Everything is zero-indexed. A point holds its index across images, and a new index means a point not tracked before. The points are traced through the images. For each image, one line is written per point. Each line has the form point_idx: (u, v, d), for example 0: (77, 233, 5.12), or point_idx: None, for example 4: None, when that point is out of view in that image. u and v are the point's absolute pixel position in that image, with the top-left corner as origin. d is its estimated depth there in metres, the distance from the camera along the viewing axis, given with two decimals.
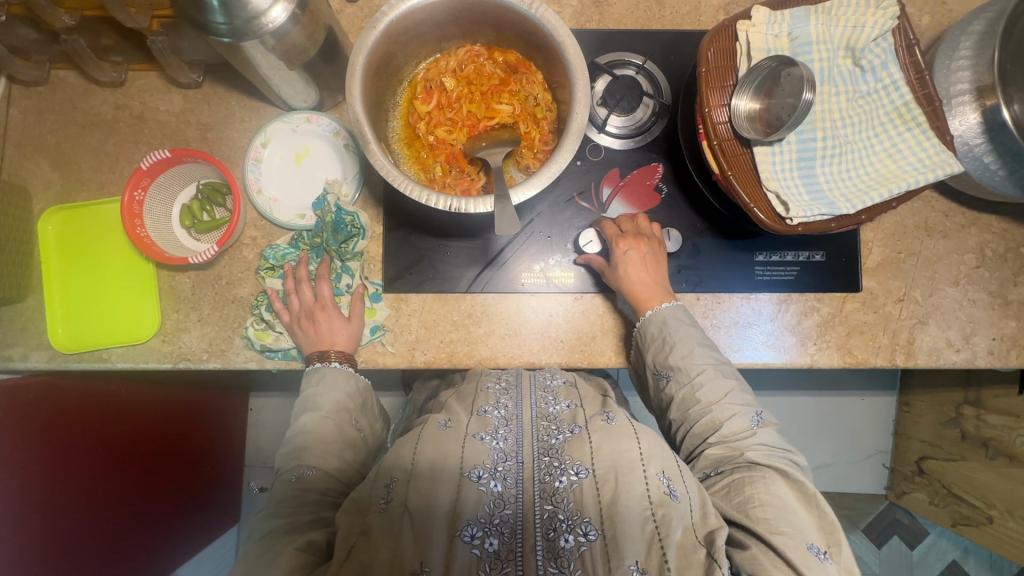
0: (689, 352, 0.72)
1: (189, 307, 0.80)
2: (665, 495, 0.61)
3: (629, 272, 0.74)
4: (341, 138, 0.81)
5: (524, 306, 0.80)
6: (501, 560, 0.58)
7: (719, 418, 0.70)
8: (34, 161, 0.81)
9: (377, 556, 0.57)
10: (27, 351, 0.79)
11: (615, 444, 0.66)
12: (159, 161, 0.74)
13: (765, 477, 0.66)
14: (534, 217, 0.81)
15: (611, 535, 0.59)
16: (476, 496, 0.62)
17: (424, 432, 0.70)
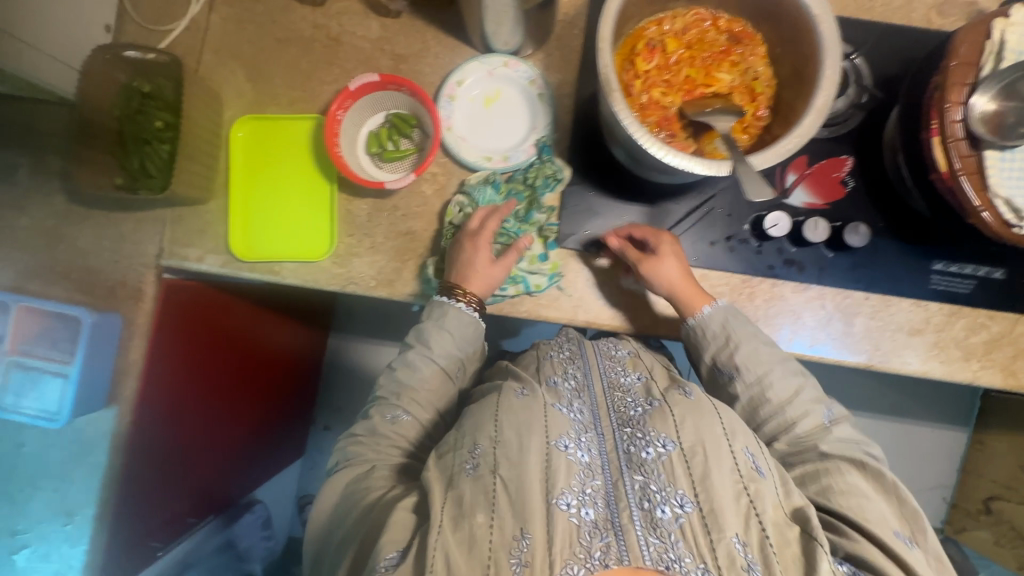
0: (750, 352, 0.73)
1: (363, 234, 0.81)
2: (754, 471, 0.60)
3: (666, 267, 0.74)
4: (536, 88, 0.81)
5: (691, 280, 0.81)
6: (601, 528, 0.55)
7: (791, 418, 0.71)
8: (229, 69, 0.83)
9: (473, 521, 0.55)
10: (204, 253, 0.81)
11: (698, 419, 0.63)
12: (367, 83, 0.76)
13: (840, 468, 0.66)
14: (715, 193, 0.81)
15: (708, 508, 0.57)
16: (567, 466, 0.59)
17: (502, 399, 0.65)
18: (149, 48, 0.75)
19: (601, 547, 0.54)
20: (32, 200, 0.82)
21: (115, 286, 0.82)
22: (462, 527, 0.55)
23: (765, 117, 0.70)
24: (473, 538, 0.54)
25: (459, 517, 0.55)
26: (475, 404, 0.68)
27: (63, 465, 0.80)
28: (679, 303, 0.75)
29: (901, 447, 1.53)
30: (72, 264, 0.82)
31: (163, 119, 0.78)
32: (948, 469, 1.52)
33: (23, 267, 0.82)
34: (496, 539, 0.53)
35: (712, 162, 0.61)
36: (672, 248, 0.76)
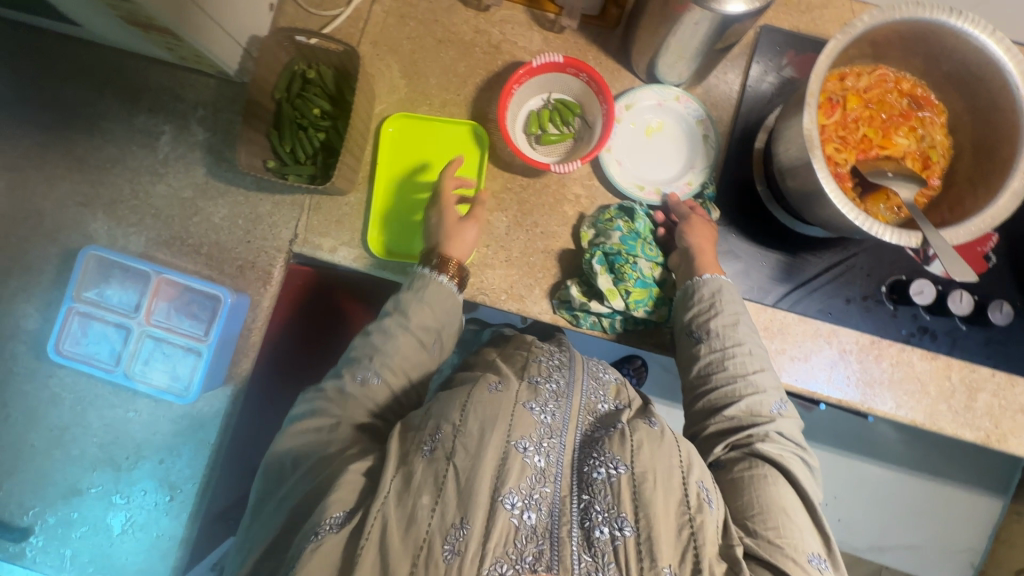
0: (732, 322, 0.68)
1: (500, 246, 0.81)
2: (706, 502, 0.55)
3: (694, 234, 0.74)
4: (702, 128, 0.81)
5: (821, 334, 0.80)
6: (539, 535, 0.52)
7: (740, 392, 0.65)
8: (385, 63, 0.82)
9: (417, 502, 0.51)
10: (337, 244, 0.80)
11: (658, 446, 0.57)
12: (549, 62, 0.76)
13: (770, 478, 0.60)
14: (857, 251, 0.80)
15: (646, 535, 0.52)
16: (521, 468, 0.54)
17: (474, 392, 0.58)
18: (326, 35, 0.72)
19: (534, 553, 0.51)
20: (174, 169, 0.82)
21: (245, 265, 0.81)
22: (405, 505, 0.51)
23: (937, 186, 0.70)
24: (413, 518, 0.50)
25: (404, 493, 0.51)
26: (448, 390, 0.62)
27: (172, 436, 0.82)
28: (695, 259, 0.73)
29: (930, 511, 1.35)
30: (204, 238, 0.82)
31: (321, 107, 0.77)
32: (979, 535, 1.33)
33: (157, 235, 0.82)
34: (434, 526, 0.50)
35: (901, 231, 0.61)
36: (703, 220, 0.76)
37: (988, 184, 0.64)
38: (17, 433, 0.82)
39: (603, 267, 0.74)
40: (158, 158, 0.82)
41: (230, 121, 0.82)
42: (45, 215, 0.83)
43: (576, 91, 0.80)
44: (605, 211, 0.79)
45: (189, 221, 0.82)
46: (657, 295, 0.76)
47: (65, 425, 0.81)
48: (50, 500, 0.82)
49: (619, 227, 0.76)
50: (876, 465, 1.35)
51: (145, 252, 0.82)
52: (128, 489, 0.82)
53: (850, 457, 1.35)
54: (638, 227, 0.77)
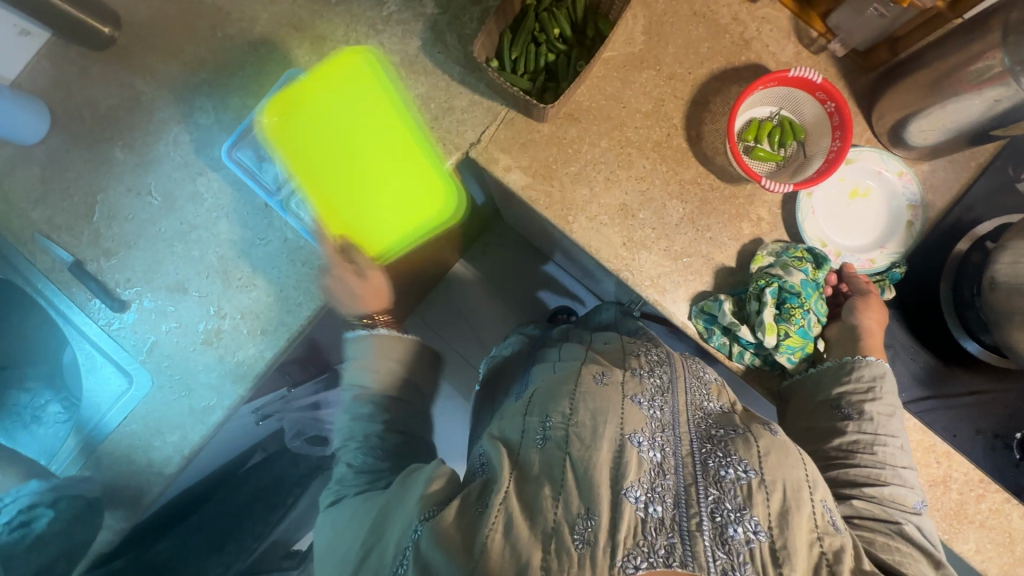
0: (888, 413, 0.68)
1: (665, 234, 0.79)
2: (833, 525, 0.52)
3: (866, 317, 0.73)
4: (912, 213, 0.77)
5: (936, 451, 0.77)
6: (668, 528, 0.48)
7: (886, 477, 0.65)
8: (632, 14, 0.80)
9: (540, 490, 0.51)
10: (512, 166, 0.80)
11: (783, 456, 0.54)
12: (806, 78, 0.73)
13: (914, 556, 0.60)
14: (1006, 388, 0.77)
15: (783, 542, 0.48)
16: (637, 462, 0.52)
17: (579, 383, 0.60)
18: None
19: (666, 545, 0.47)
20: (392, 30, 0.81)
21: (419, 148, 0.81)
22: (527, 490, 0.52)
23: None
24: (536, 507, 0.50)
25: (525, 482, 0.53)
26: (551, 380, 0.63)
27: (288, 275, 0.82)
28: (862, 340, 0.72)
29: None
30: (392, 106, 0.81)
31: (562, 29, 0.76)
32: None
33: None
34: (559, 514, 0.49)
35: None
36: (878, 304, 0.74)
37: None
38: (150, 213, 0.83)
39: (773, 300, 0.73)
40: (381, 14, 0.81)
41: (463, 7, 0.80)
42: (255, 23, 0.83)
43: (809, 118, 0.77)
44: (794, 248, 0.76)
45: (385, 85, 0.81)
46: (808, 351, 0.74)
47: (195, 225, 0.83)
48: (154, 285, 0.83)
49: (805, 271, 0.74)
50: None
51: None
52: (226, 307, 0.83)
53: None
54: (819, 279, 0.75)
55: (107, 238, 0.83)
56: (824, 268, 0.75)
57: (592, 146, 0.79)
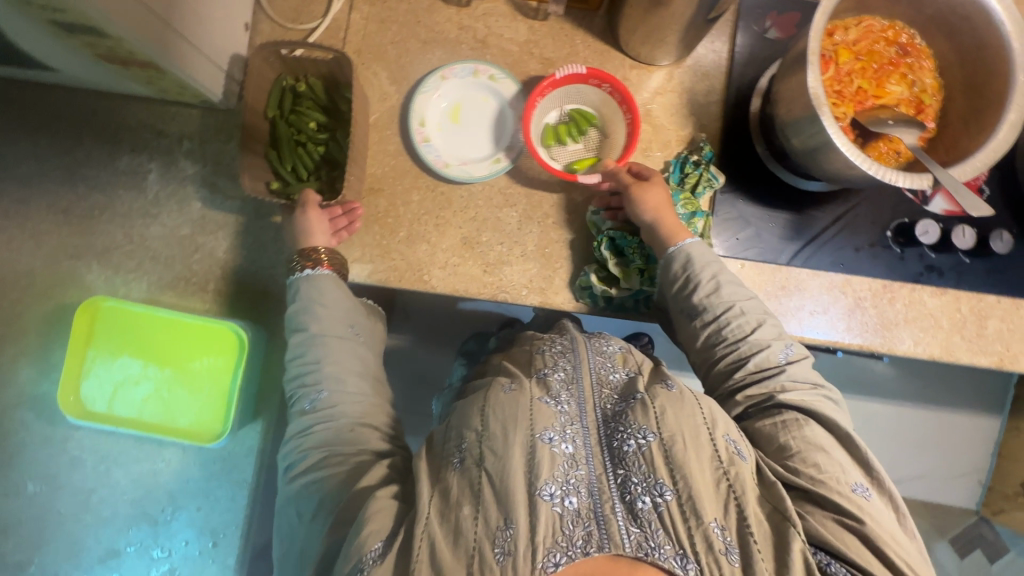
0: (714, 290, 0.70)
1: (514, 241, 0.80)
2: (736, 454, 0.57)
3: (644, 206, 0.74)
4: (483, 74, 0.79)
5: (835, 286, 0.82)
6: (585, 518, 0.50)
7: (747, 354, 0.68)
8: (372, 71, 0.80)
9: (460, 514, 0.52)
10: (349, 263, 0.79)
11: (679, 408, 0.57)
12: (573, 74, 0.75)
13: (797, 420, 0.63)
14: (860, 201, 0.83)
15: (687, 495, 0.52)
16: (549, 459, 0.53)
17: (488, 396, 0.59)
18: (314, 46, 0.73)
19: (583, 535, 0.49)
20: (167, 207, 0.79)
21: (257, 296, 0.79)
22: (449, 519, 0.52)
23: (935, 129, 0.72)
24: (459, 530, 0.51)
25: (446, 508, 0.53)
26: (465, 401, 0.63)
27: (204, 481, 0.79)
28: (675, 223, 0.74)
29: (934, 438, 1.42)
30: (210, 272, 0.78)
31: (317, 119, 0.80)
32: (984, 454, 1.41)
33: (158, 277, 0.79)
34: (480, 532, 0.50)
35: (912, 175, 0.63)
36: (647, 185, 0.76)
37: (986, 117, 0.66)
38: (41, 505, 0.78)
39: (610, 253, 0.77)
40: (148, 199, 0.79)
41: (221, 149, 0.79)
42: (35, 275, 0.79)
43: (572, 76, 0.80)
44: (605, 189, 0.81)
45: (191, 259, 0.79)
46: None
47: (92, 488, 0.78)
48: (86, 565, 0.79)
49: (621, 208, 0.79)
50: (877, 402, 1.42)
51: (150, 298, 0.79)
52: (168, 543, 0.79)
53: (855, 397, 1.42)
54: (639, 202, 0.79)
55: (16, 551, 0.78)
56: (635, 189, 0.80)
57: (407, 205, 0.80)
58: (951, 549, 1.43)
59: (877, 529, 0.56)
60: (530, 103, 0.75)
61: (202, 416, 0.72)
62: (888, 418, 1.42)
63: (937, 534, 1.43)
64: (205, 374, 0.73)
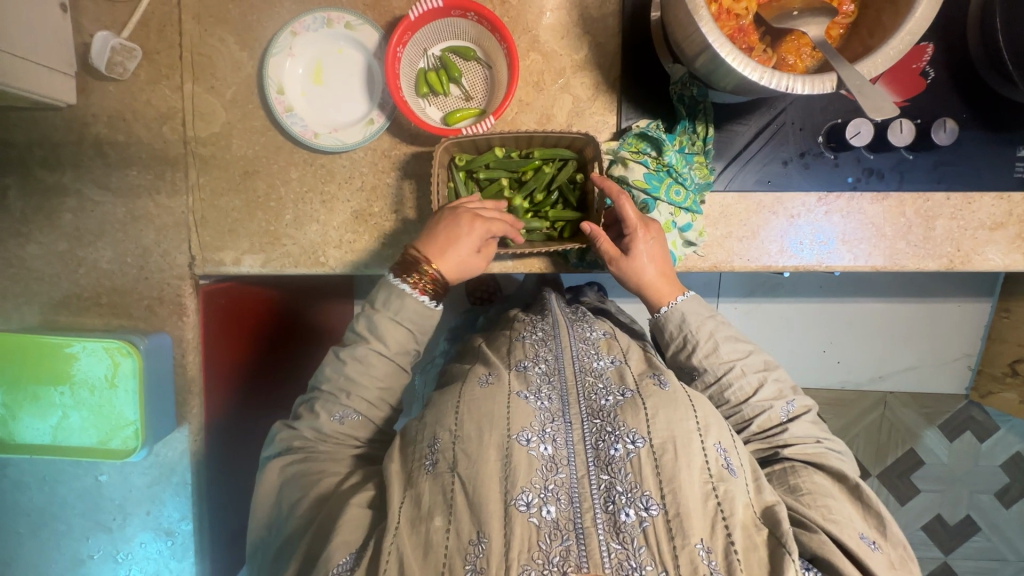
0: (712, 350, 0.67)
1: (410, 207, 0.74)
2: (726, 468, 0.53)
3: (645, 261, 0.68)
4: (337, 21, 0.69)
5: (765, 207, 0.75)
6: (563, 530, 0.49)
7: (750, 413, 0.65)
8: (218, 38, 0.71)
9: (431, 525, 0.51)
10: (239, 255, 0.74)
11: (671, 412, 0.55)
12: (430, 10, 0.66)
13: (803, 467, 0.62)
14: (787, 106, 0.74)
15: (674, 511, 0.50)
16: (527, 464, 0.52)
17: (465, 387, 0.59)
18: (489, 18, 0.66)
19: (561, 552, 0.48)
20: (37, 224, 0.74)
21: (153, 303, 0.76)
22: (419, 530, 0.51)
23: (853, 12, 0.61)
24: (430, 543, 0.50)
25: (416, 518, 0.52)
26: (440, 393, 0.62)
27: (148, 488, 0.80)
28: (666, 282, 0.70)
29: (916, 330, 1.38)
30: (99, 286, 0.75)
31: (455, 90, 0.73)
32: (972, 338, 1.37)
33: (48, 299, 0.75)
34: (452, 545, 0.50)
35: (814, 79, 0.56)
36: (649, 230, 0.69)
37: None
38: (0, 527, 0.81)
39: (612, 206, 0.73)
40: (15, 217, 0.74)
41: (77, 154, 0.73)
42: None
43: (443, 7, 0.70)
44: (628, 138, 0.71)
45: (76, 275, 0.75)
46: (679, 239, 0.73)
47: (42, 506, 0.80)
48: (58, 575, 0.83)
49: (645, 163, 0.69)
50: (856, 302, 1.38)
51: (46, 320, 0.76)
52: (127, 546, 0.82)
53: (835, 299, 1.38)
54: (669, 161, 0.68)
55: None
56: (667, 152, 0.68)
57: (287, 184, 0.73)
58: (938, 435, 1.43)
59: None
60: (392, 53, 0.66)
61: (118, 431, 0.72)
62: (869, 317, 1.38)
63: (925, 422, 1.43)
64: (122, 393, 0.71)
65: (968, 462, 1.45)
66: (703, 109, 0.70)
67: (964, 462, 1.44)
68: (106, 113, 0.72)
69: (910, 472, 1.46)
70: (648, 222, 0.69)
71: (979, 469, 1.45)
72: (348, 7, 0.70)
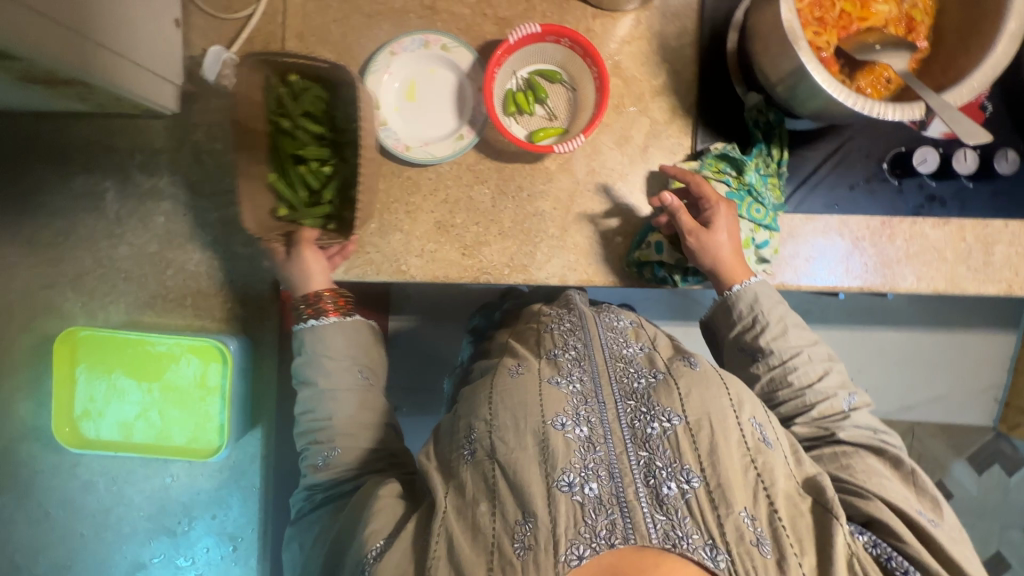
0: (781, 334, 0.69)
1: (491, 220, 0.76)
2: (762, 441, 0.56)
3: (722, 237, 0.70)
4: (433, 44, 0.74)
5: (831, 229, 0.78)
6: (607, 505, 0.50)
7: (811, 399, 0.68)
8: (319, 56, 0.75)
9: (477, 510, 0.52)
10: (323, 261, 0.77)
11: (704, 390, 0.57)
12: (529, 34, 0.70)
13: (858, 451, 0.64)
14: (853, 134, 0.78)
15: (716, 482, 0.52)
16: (565, 447, 0.53)
17: (496, 380, 0.60)
18: (582, 44, 0.71)
19: (607, 526, 0.49)
20: (131, 225, 0.76)
21: (236, 305, 0.77)
22: (466, 515, 0.52)
23: (926, 48, 0.66)
24: (478, 525, 0.51)
25: (463, 505, 0.53)
26: (470, 388, 0.63)
27: (215, 491, 0.82)
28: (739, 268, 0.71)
29: (951, 359, 1.40)
30: (185, 287, 0.76)
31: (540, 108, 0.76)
32: (999, 369, 1.39)
33: (135, 298, 0.77)
34: (499, 527, 0.50)
35: (901, 105, 0.59)
36: (730, 208, 0.72)
37: (982, 31, 0.60)
38: (61, 526, 0.82)
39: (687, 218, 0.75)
40: (111, 219, 0.76)
41: (175, 159, 0.76)
42: (16, 305, 0.78)
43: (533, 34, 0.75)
44: (708, 159, 0.75)
45: (163, 276, 0.77)
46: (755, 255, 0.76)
47: (106, 507, 0.81)
48: None
49: (727, 181, 0.74)
50: (890, 330, 1.39)
51: (130, 319, 0.77)
52: (191, 551, 0.83)
53: (869, 326, 1.39)
54: (749, 180, 0.73)
55: (47, 571, 0.83)
56: (747, 170, 0.73)
57: (374, 195, 0.76)
58: (969, 467, 1.44)
59: (944, 547, 0.56)
60: (489, 72, 0.70)
61: (200, 429, 0.76)
62: (903, 345, 1.40)
63: (955, 453, 1.43)
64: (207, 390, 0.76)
65: (997, 495, 1.44)
66: (779, 134, 0.74)
67: (996, 496, 1.44)
68: (206, 122, 0.76)
69: None
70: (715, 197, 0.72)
71: (1008, 503, 1.44)
72: (443, 31, 0.75)
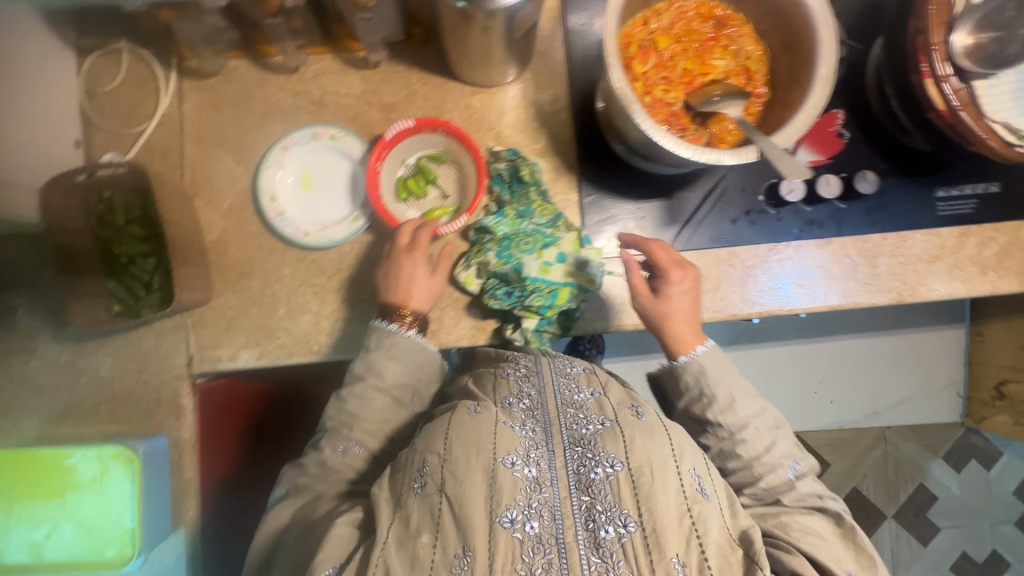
0: (729, 407, 0.68)
1: None
2: (698, 491, 0.54)
3: (677, 305, 0.73)
4: (324, 136, 0.80)
5: (723, 260, 0.82)
6: (546, 544, 0.50)
7: (759, 471, 0.68)
8: (216, 157, 0.79)
9: (417, 541, 0.52)
10: (236, 350, 0.78)
11: (648, 438, 0.55)
12: (403, 128, 0.76)
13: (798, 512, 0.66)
14: (726, 173, 0.83)
15: (651, 527, 0.51)
16: (512, 485, 0.52)
17: (454, 416, 0.58)
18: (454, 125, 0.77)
19: (543, 564, 0.49)
20: (42, 339, 0.77)
21: (151, 406, 0.78)
22: (406, 549, 0.52)
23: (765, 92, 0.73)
24: (416, 558, 0.51)
25: (404, 536, 0.52)
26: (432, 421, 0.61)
27: None
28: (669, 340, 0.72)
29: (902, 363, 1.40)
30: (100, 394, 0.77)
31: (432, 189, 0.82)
32: (955, 363, 1.38)
33: (49, 411, 0.77)
34: (438, 558, 0.51)
35: (739, 150, 0.64)
36: (682, 275, 0.74)
37: (801, 78, 0.67)
38: None
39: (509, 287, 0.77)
40: (20, 335, 0.77)
41: None
42: None
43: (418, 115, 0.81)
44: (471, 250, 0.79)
45: (77, 385, 0.77)
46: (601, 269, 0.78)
47: None
48: None
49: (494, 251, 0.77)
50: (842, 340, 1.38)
51: (44, 433, 0.77)
52: None
53: (816, 339, 1.38)
54: (503, 232, 0.78)
55: None
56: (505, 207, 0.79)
57: (281, 280, 0.79)
58: (946, 466, 1.44)
59: None
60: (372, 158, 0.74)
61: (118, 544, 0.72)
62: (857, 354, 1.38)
63: (929, 454, 1.44)
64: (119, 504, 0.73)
65: (980, 491, 1.44)
66: (520, 164, 0.79)
67: (977, 491, 1.44)
68: None
69: (925, 509, 1.44)
70: (680, 262, 0.75)
71: (993, 499, 1.44)
72: (332, 122, 0.80)
